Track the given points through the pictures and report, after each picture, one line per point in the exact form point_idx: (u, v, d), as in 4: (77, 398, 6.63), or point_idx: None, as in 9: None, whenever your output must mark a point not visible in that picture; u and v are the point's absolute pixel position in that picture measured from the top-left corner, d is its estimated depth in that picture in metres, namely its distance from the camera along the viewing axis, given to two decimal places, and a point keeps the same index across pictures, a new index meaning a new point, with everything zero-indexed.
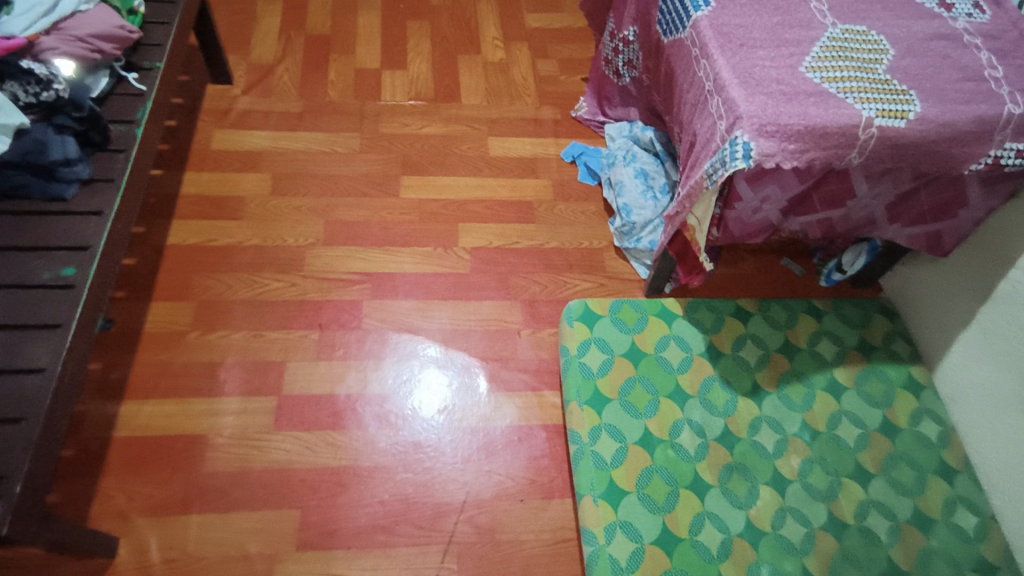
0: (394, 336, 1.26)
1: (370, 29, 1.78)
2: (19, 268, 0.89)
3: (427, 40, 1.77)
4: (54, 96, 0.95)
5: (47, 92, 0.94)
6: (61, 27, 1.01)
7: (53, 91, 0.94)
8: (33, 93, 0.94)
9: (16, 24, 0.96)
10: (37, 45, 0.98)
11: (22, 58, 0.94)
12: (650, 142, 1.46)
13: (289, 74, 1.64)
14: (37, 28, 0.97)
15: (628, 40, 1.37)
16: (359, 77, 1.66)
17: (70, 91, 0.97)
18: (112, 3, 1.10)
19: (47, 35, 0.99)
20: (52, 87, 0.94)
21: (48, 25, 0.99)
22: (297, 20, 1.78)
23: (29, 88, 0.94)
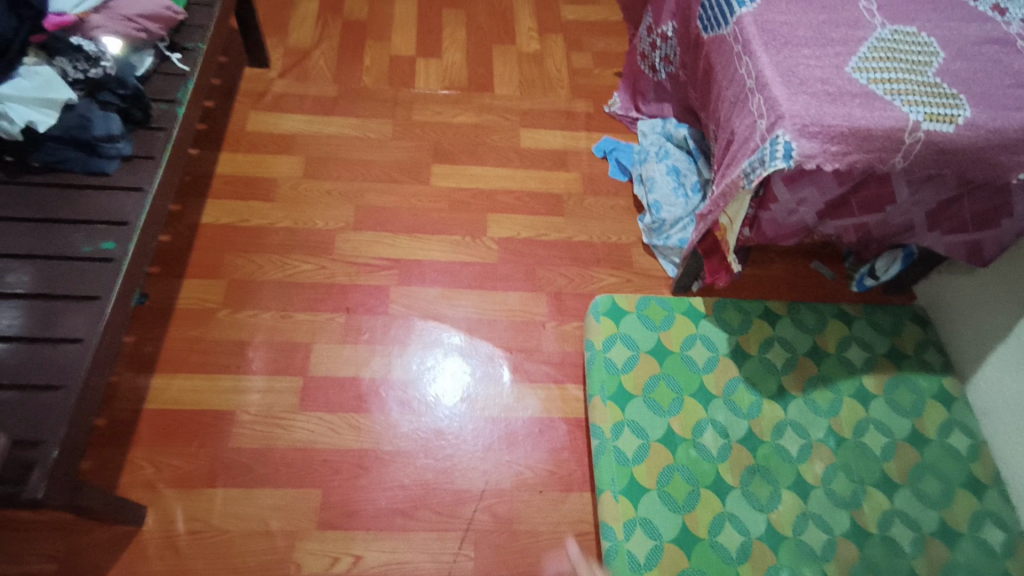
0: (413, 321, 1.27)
1: (406, 16, 1.78)
2: (61, 240, 0.91)
3: (462, 30, 1.77)
4: (102, 73, 0.97)
5: (95, 69, 0.97)
6: (111, 5, 1.02)
7: (101, 68, 0.97)
8: (82, 69, 0.96)
9: (68, 2, 0.98)
10: (86, 22, 0.99)
11: (74, 36, 0.97)
12: (683, 139, 1.44)
13: (324, 58, 1.65)
14: (88, 6, 0.99)
15: (666, 35, 1.37)
16: (393, 64, 1.67)
17: (116, 69, 0.99)
18: None
19: (96, 13, 1.00)
20: (100, 64, 0.97)
21: (97, 3, 1.00)
22: (335, 5, 1.78)
23: (78, 64, 0.96)
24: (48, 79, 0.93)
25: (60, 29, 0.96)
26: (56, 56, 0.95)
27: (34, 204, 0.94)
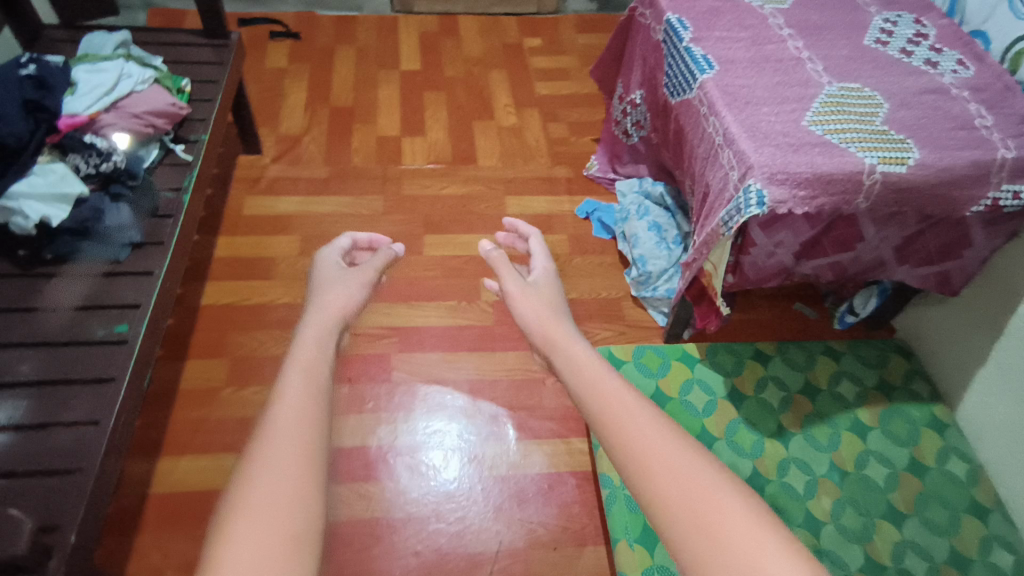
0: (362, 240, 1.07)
1: (390, 100, 1.90)
2: (74, 326, 0.94)
3: (444, 109, 1.88)
4: (112, 166, 1.03)
5: (106, 163, 1.02)
6: (120, 105, 1.10)
7: (112, 161, 1.02)
8: (94, 164, 1.01)
9: (81, 103, 1.05)
10: (98, 120, 1.06)
11: (86, 133, 1.03)
12: (660, 197, 1.54)
13: (315, 143, 1.74)
14: (99, 105, 1.06)
15: (635, 102, 1.48)
16: (381, 144, 1.76)
17: (126, 162, 1.06)
18: (165, 82, 1.19)
19: (107, 112, 1.08)
20: (111, 158, 1.02)
21: (108, 104, 1.08)
22: (322, 94, 1.89)
23: (90, 160, 1.01)
24: (63, 175, 0.98)
25: (74, 128, 1.02)
26: (70, 153, 1.01)
27: (47, 293, 0.97)
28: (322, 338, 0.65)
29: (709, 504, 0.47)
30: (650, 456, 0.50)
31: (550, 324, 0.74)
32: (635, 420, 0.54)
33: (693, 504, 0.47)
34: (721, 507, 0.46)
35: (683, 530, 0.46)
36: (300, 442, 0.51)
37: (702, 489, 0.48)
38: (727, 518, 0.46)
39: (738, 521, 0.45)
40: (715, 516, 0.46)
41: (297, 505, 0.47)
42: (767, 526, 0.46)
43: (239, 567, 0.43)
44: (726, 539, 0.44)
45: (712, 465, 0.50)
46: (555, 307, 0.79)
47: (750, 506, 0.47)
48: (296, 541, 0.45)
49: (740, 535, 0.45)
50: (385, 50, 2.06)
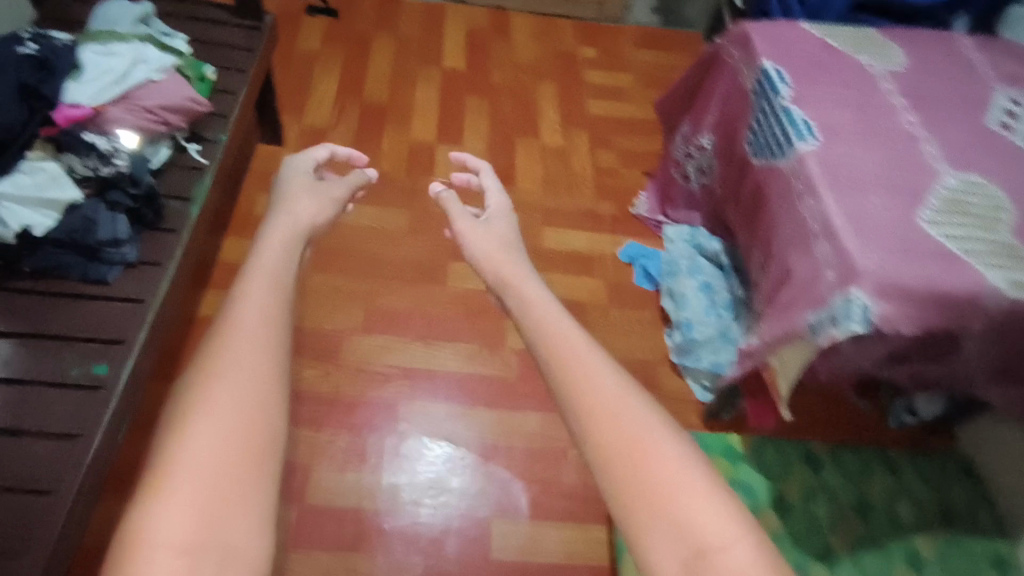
0: (320, 161, 0.99)
1: (428, 101, 1.74)
2: (47, 362, 0.80)
3: (485, 119, 1.74)
4: (114, 171, 0.88)
5: (107, 167, 0.87)
6: (130, 96, 0.93)
7: (113, 166, 0.88)
8: (92, 166, 0.87)
9: (84, 92, 0.89)
10: (102, 114, 0.90)
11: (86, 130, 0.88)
12: (715, 254, 1.38)
13: (342, 140, 1.60)
14: (105, 97, 0.90)
15: (703, 147, 1.32)
16: (413, 151, 1.61)
17: (131, 166, 0.90)
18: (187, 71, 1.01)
19: (114, 104, 0.92)
20: (113, 162, 0.88)
21: (115, 95, 0.92)
22: (355, 85, 1.74)
23: (89, 162, 0.86)
24: (54, 176, 0.84)
25: (72, 122, 0.87)
26: (64, 150, 0.86)
27: (21, 315, 0.83)
28: (284, 254, 0.65)
29: (641, 452, 0.45)
30: (586, 395, 0.49)
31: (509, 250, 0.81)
32: (583, 363, 0.51)
33: (626, 446, 0.46)
34: (655, 455, 0.45)
35: (616, 475, 0.45)
36: (260, 355, 0.51)
37: (630, 423, 0.47)
38: (657, 459, 0.45)
39: (670, 457, 0.45)
40: (646, 462, 0.45)
41: (252, 418, 0.47)
42: (695, 470, 0.45)
43: (200, 461, 0.44)
44: (651, 487, 0.44)
45: (648, 410, 0.48)
46: (510, 252, 0.77)
47: (679, 450, 0.46)
48: (257, 452, 0.46)
49: (667, 478, 0.44)
50: (428, 43, 1.90)
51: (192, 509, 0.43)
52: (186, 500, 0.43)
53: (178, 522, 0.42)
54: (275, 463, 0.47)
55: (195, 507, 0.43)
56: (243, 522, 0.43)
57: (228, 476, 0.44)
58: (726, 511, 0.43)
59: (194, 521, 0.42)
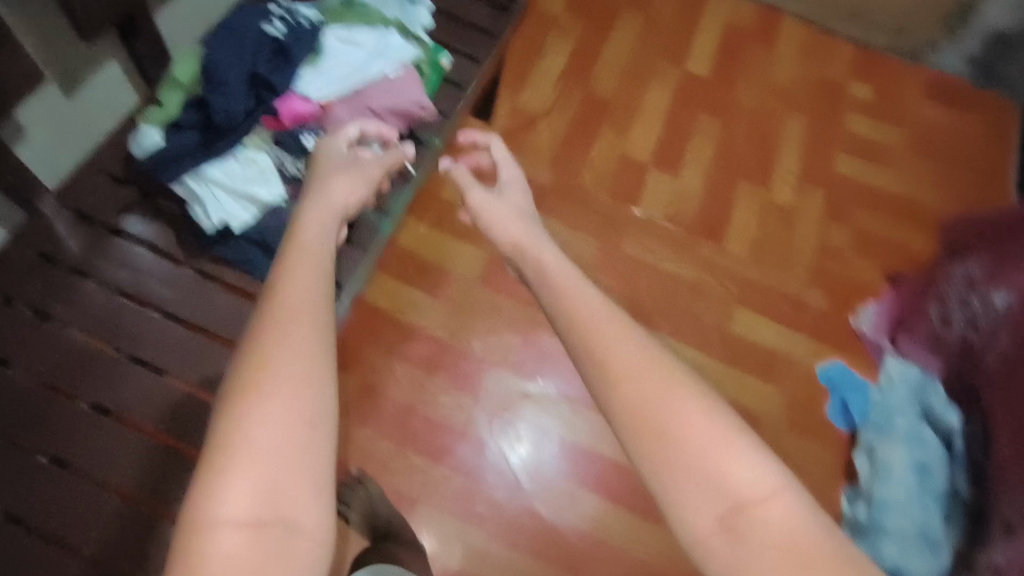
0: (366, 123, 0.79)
1: (656, 110, 1.53)
2: (203, 362, 0.77)
3: (711, 148, 1.49)
4: None
5: None
6: (360, 93, 0.84)
7: None
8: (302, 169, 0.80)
9: (317, 86, 0.82)
10: (327, 113, 0.82)
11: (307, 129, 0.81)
12: (952, 431, 1.07)
13: (551, 134, 1.45)
14: (335, 95, 0.82)
15: (992, 304, 1.03)
16: (623, 169, 1.42)
17: None
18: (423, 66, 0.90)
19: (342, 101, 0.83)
20: None
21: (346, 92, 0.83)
22: (583, 69, 1.55)
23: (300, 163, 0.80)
24: (262, 170, 0.79)
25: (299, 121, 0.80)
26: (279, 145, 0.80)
27: (192, 299, 0.79)
28: (321, 224, 0.60)
29: (679, 424, 0.46)
30: (620, 366, 0.49)
31: (525, 232, 0.67)
32: (602, 330, 0.51)
33: (653, 411, 0.47)
34: (682, 417, 0.46)
35: (649, 447, 0.46)
36: (306, 327, 0.49)
37: (664, 394, 0.47)
38: (703, 432, 0.46)
39: (709, 429, 0.46)
40: (689, 432, 0.46)
41: (308, 377, 0.47)
42: (738, 441, 0.46)
43: (260, 442, 0.44)
44: (686, 455, 0.45)
45: (686, 380, 0.48)
46: (541, 233, 0.68)
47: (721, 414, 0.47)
48: (314, 415, 0.46)
49: (703, 444, 0.45)
50: (678, 34, 1.64)
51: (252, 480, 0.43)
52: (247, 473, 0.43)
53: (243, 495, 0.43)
54: (334, 421, 0.47)
55: (260, 475, 0.44)
56: (307, 485, 0.44)
57: (289, 446, 0.45)
58: (768, 468, 0.45)
59: (253, 500, 0.43)
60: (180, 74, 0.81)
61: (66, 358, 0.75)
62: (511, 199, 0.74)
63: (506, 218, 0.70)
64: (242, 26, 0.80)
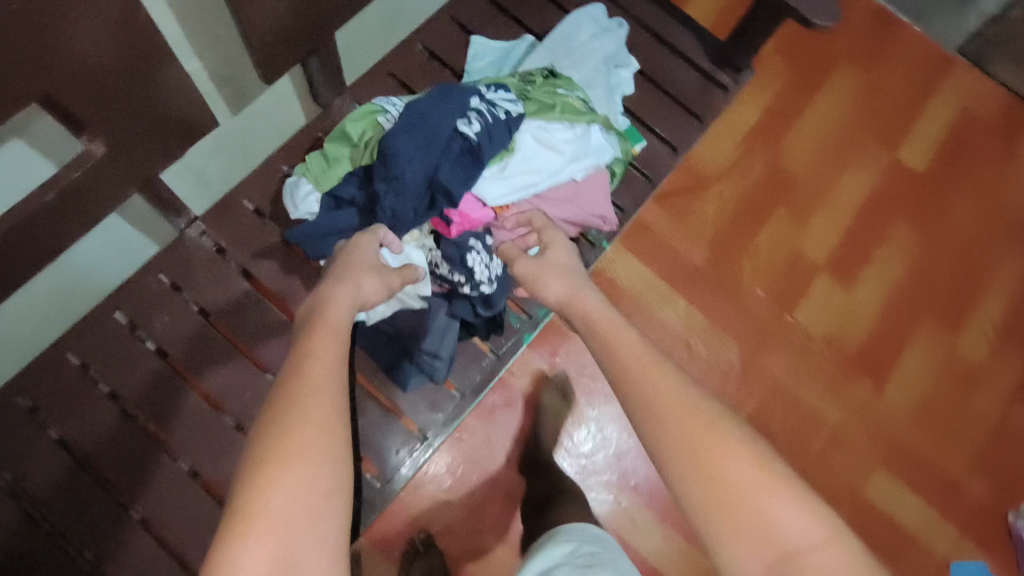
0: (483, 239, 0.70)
1: (846, 203, 1.33)
2: None
3: (900, 266, 1.31)
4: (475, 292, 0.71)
5: (470, 287, 0.70)
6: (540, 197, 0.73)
7: (476, 291, 0.70)
8: (455, 278, 0.70)
9: (493, 189, 0.70)
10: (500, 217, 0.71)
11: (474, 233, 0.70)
12: None
13: (719, 205, 1.29)
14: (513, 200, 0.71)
15: None
16: (790, 267, 1.27)
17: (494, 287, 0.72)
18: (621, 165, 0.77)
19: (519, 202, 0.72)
20: (478, 287, 0.70)
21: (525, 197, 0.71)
22: (775, 134, 1.36)
23: (455, 273, 0.70)
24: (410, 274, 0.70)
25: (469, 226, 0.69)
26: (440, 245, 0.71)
27: None
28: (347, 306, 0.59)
29: (710, 454, 0.46)
30: (667, 408, 0.50)
31: (559, 272, 0.65)
32: (656, 378, 0.52)
33: (700, 457, 0.47)
34: (730, 458, 0.46)
35: (687, 481, 0.47)
36: (327, 401, 0.48)
37: (715, 441, 0.47)
38: (735, 458, 0.46)
39: (761, 480, 0.45)
40: (718, 465, 0.46)
41: (325, 450, 0.45)
42: (771, 468, 0.46)
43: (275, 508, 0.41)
44: (734, 505, 0.45)
45: (711, 411, 0.49)
46: (573, 268, 0.65)
47: (748, 440, 0.48)
48: (333, 487, 0.44)
49: (749, 490, 0.45)
50: (898, 115, 1.40)
51: (276, 535, 0.40)
52: (270, 526, 0.41)
53: (262, 563, 0.39)
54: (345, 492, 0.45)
55: (277, 547, 0.40)
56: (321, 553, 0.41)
57: (305, 514, 0.42)
58: (819, 516, 0.44)
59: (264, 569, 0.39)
60: (356, 131, 0.72)
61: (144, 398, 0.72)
62: (555, 250, 0.67)
63: (536, 274, 0.65)
64: (428, 110, 0.66)
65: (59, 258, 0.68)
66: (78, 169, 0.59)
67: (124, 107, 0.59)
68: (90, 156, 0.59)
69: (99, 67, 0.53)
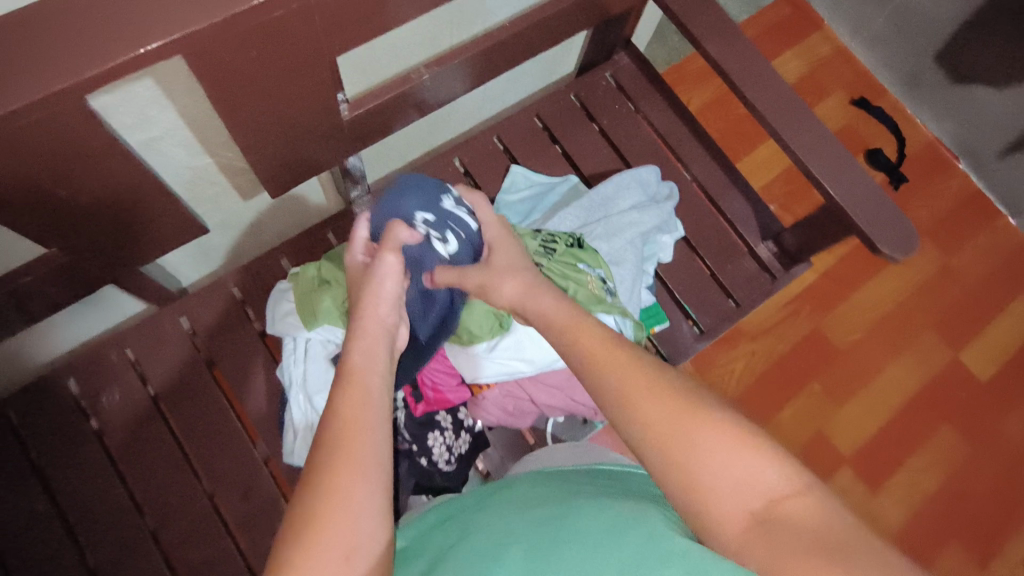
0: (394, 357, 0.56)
1: (890, 395, 1.21)
2: None
3: (934, 480, 1.18)
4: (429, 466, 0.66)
5: (422, 460, 0.66)
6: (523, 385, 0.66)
7: (429, 466, 0.66)
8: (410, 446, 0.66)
9: (474, 369, 0.64)
10: (476, 398, 0.67)
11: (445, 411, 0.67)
12: None
13: (747, 365, 1.20)
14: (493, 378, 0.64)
15: None
16: (810, 450, 1.16)
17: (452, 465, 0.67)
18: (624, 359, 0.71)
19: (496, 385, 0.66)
20: (431, 462, 0.66)
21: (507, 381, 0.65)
22: (828, 301, 1.25)
23: (409, 440, 0.66)
24: None
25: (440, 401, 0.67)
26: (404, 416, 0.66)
27: (230, 495, 0.69)
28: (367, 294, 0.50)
29: (679, 426, 0.39)
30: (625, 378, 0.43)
31: (516, 274, 0.54)
32: (620, 352, 0.45)
33: (667, 427, 0.39)
34: (693, 420, 0.39)
35: (659, 457, 0.39)
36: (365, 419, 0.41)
37: (674, 402, 0.40)
38: (699, 426, 0.39)
39: (722, 430, 0.38)
40: (684, 434, 0.39)
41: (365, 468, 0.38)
42: (741, 434, 0.38)
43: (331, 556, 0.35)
44: (711, 466, 0.37)
45: (675, 384, 0.42)
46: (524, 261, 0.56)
47: (708, 406, 0.40)
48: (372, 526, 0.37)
49: (717, 447, 0.38)
50: (970, 311, 1.28)
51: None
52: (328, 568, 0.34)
53: None
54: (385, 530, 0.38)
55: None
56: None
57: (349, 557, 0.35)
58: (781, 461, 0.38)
59: None
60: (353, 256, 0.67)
61: (72, 480, 0.67)
62: (503, 253, 0.57)
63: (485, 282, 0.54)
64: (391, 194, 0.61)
65: (48, 320, 0.67)
66: (35, 270, 0.55)
67: (97, 200, 0.51)
68: (48, 260, 0.55)
69: (67, 168, 0.46)
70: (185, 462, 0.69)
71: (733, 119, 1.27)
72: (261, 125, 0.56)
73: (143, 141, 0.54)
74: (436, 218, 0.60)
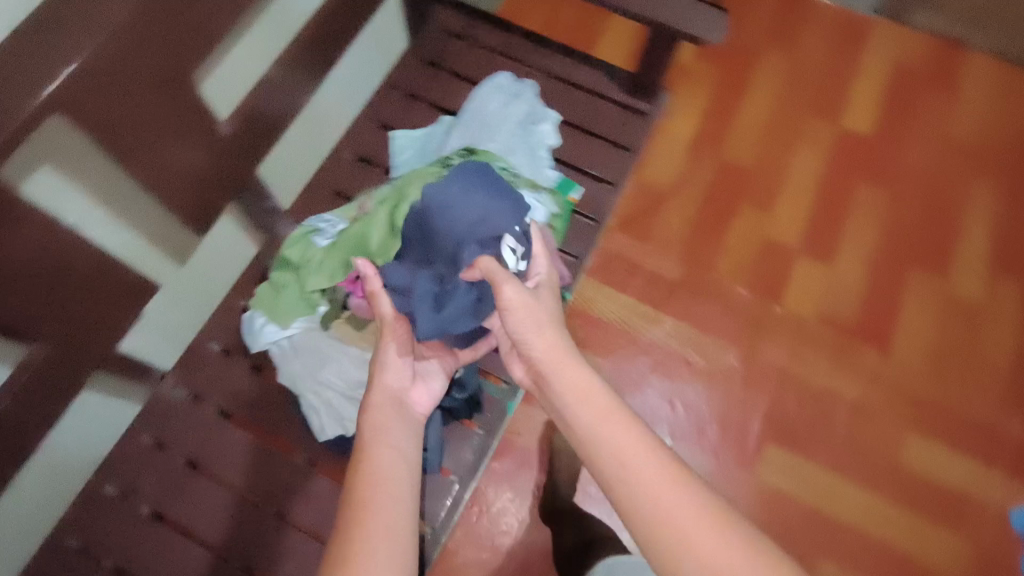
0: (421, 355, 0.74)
1: (804, 181, 1.34)
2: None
3: (874, 228, 1.29)
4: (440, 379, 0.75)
5: None
6: None
7: None
8: None
9: None
10: None
11: None
12: None
13: (679, 216, 1.30)
14: None
15: None
16: (764, 256, 1.27)
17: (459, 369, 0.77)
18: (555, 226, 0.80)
19: None
20: None
21: None
22: (715, 134, 1.38)
23: None
24: None
25: None
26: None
27: (286, 500, 0.74)
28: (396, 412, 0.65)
29: (678, 519, 0.51)
30: (632, 471, 0.54)
31: (542, 323, 0.62)
32: (623, 445, 0.56)
33: (667, 527, 0.51)
34: (687, 520, 0.51)
35: (654, 536, 0.52)
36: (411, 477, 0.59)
37: (672, 498, 0.53)
38: (698, 525, 0.51)
39: (708, 526, 0.51)
40: (678, 529, 0.51)
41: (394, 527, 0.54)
42: (727, 527, 0.51)
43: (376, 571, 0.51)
44: (697, 549, 0.50)
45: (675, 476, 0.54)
46: (552, 320, 0.63)
47: (703, 503, 0.53)
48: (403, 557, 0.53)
49: (702, 538, 0.51)
50: (831, 85, 1.43)
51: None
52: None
53: None
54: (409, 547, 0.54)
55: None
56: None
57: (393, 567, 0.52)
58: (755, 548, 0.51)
59: None
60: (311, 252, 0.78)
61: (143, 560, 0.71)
62: (547, 296, 0.65)
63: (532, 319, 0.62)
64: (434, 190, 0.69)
65: (40, 450, 0.70)
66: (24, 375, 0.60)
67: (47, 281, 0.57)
68: (35, 360, 0.60)
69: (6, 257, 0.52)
70: (230, 496, 0.74)
71: (562, 26, 1.39)
72: (156, 165, 0.63)
73: (74, 225, 0.60)
74: (514, 233, 0.69)
